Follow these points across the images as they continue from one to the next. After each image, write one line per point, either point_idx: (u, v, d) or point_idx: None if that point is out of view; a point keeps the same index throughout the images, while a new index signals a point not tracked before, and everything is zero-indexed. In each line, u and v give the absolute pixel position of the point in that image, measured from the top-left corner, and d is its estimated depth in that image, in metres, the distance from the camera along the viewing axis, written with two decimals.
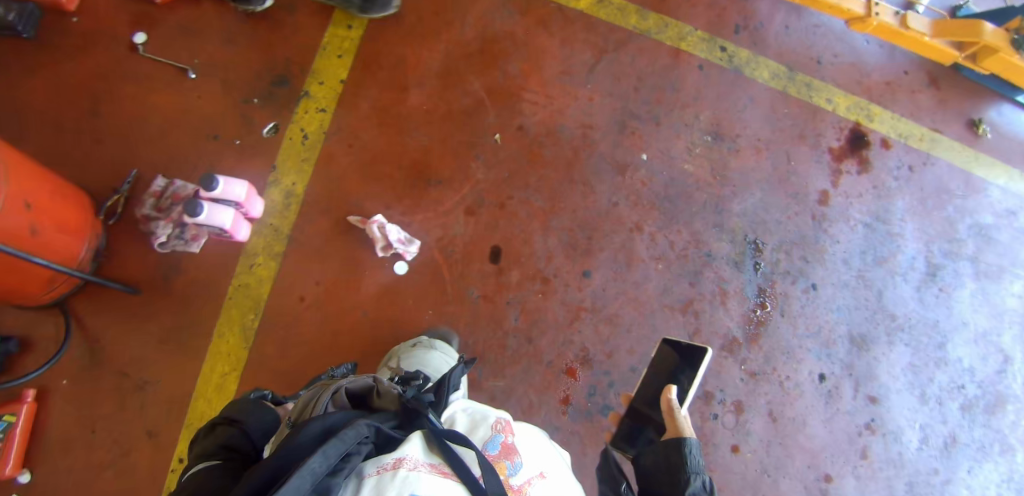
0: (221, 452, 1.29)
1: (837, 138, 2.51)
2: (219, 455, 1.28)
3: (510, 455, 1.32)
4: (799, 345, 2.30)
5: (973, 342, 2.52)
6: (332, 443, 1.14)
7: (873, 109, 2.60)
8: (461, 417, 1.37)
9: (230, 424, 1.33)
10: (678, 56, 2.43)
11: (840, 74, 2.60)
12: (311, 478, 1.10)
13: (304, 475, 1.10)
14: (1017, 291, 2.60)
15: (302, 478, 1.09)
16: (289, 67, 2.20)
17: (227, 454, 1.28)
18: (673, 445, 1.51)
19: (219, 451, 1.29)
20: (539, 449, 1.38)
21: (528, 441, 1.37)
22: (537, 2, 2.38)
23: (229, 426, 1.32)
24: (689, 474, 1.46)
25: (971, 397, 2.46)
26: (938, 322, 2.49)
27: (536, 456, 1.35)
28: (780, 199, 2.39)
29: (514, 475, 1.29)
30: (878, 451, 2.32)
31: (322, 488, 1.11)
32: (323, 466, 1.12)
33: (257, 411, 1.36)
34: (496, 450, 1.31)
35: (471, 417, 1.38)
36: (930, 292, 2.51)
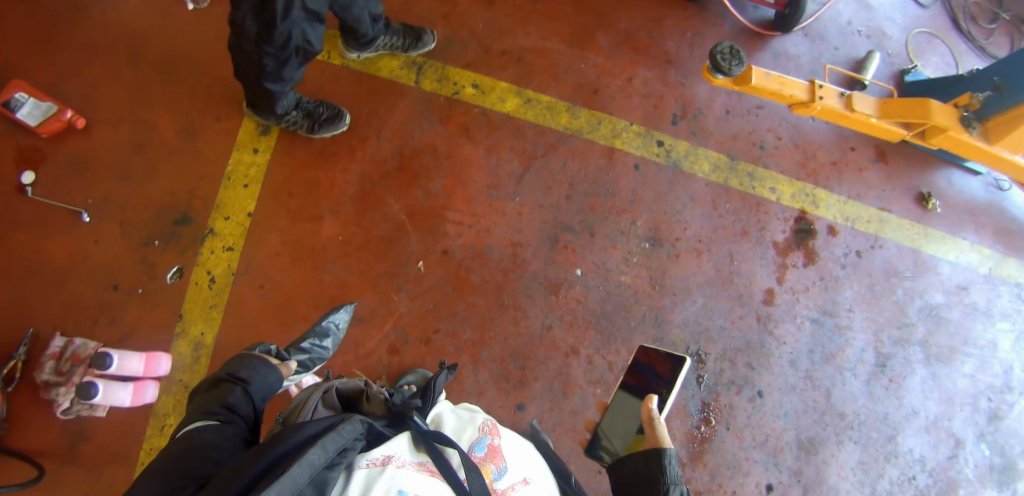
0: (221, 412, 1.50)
1: (782, 231, 2.46)
2: (219, 414, 1.49)
3: (494, 459, 1.44)
4: (745, 457, 2.27)
5: (924, 430, 2.48)
6: (331, 438, 1.26)
7: (818, 194, 2.56)
8: (449, 417, 1.54)
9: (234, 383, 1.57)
10: (612, 155, 2.33)
11: (784, 159, 2.54)
12: (310, 468, 1.21)
13: (303, 465, 1.21)
14: (969, 371, 2.55)
15: (302, 468, 1.20)
16: (194, 200, 2.05)
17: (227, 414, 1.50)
18: (653, 454, 1.52)
19: (221, 410, 1.50)
20: (523, 457, 1.49)
21: (514, 450, 1.48)
22: (459, 108, 2.23)
23: (235, 387, 1.56)
24: (666, 485, 1.48)
25: (922, 487, 2.43)
26: (888, 415, 2.45)
27: (519, 462, 1.46)
28: (721, 302, 2.32)
29: (498, 478, 1.40)
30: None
31: (318, 481, 1.23)
32: (322, 459, 1.24)
33: (259, 375, 1.62)
34: (483, 452, 1.45)
35: (461, 420, 1.53)
36: (878, 382, 2.46)
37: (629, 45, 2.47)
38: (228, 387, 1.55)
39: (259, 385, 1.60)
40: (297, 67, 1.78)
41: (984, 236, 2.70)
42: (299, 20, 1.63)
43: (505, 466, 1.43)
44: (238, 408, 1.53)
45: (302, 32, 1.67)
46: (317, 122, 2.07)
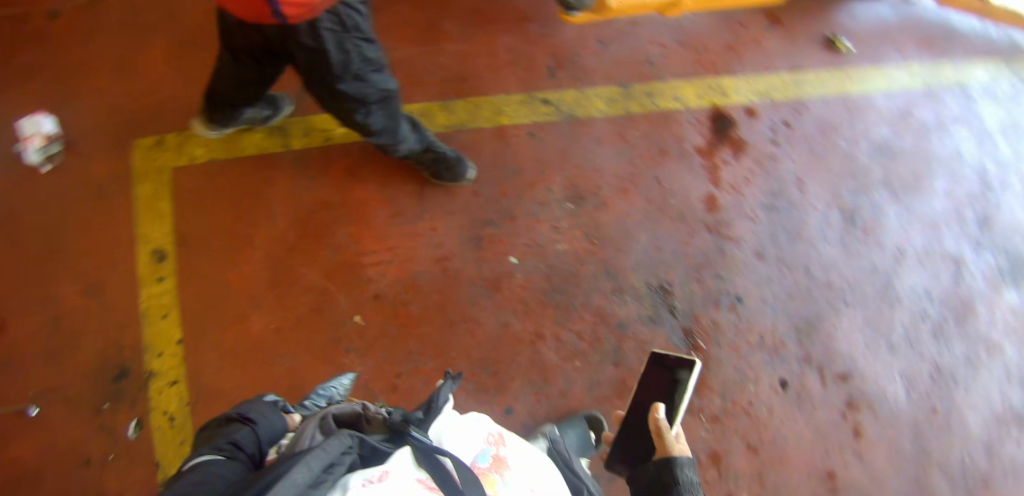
0: (228, 448, 1.35)
1: (699, 134, 2.37)
2: (225, 450, 1.34)
3: (498, 469, 1.35)
4: (752, 365, 2.21)
5: (919, 265, 2.41)
6: (315, 456, 1.19)
7: (723, 83, 2.46)
8: (452, 427, 1.41)
9: (243, 423, 1.43)
10: (503, 133, 2.26)
11: (675, 64, 2.45)
12: (293, 487, 1.13)
13: (286, 485, 1.13)
14: (942, 189, 2.48)
15: (285, 487, 1.12)
16: (126, 349, 2.04)
17: (233, 451, 1.35)
18: (666, 465, 1.50)
19: (226, 446, 1.35)
20: (534, 469, 1.39)
21: (524, 461, 1.39)
22: (334, 154, 2.18)
23: (243, 425, 1.41)
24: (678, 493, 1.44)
25: (938, 320, 2.38)
26: (876, 266, 2.38)
27: (525, 473, 1.36)
28: (668, 228, 2.25)
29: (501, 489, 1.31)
30: (867, 438, 2.27)
31: None
32: (305, 477, 1.15)
33: (271, 414, 1.46)
34: (485, 462, 1.36)
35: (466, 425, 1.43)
36: (855, 238, 2.39)
37: (479, 19, 2.39)
38: (235, 426, 1.42)
39: (268, 428, 1.44)
40: (388, 109, 1.78)
41: (908, 54, 2.61)
42: (365, 71, 1.62)
43: (508, 478, 1.34)
44: (245, 445, 1.38)
45: (376, 79, 1.65)
46: (440, 167, 2.11)
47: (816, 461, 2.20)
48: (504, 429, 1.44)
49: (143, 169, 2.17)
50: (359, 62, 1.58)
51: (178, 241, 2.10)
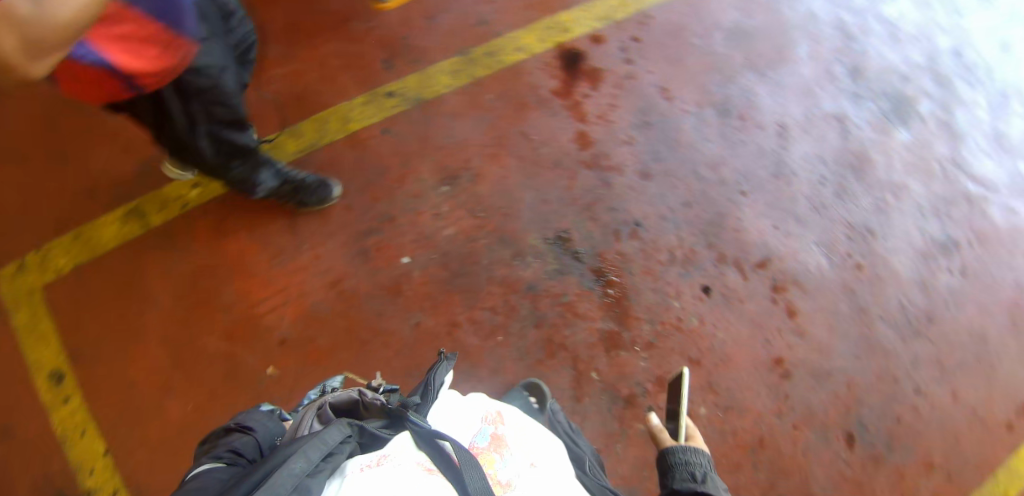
0: (227, 456, 1.34)
1: (552, 77, 2.34)
2: (225, 457, 1.34)
3: (496, 446, 1.40)
4: (672, 282, 2.21)
5: (804, 132, 2.46)
6: (313, 445, 1.19)
7: (560, 20, 2.44)
8: (450, 413, 1.47)
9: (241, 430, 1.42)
10: (358, 139, 2.21)
11: (509, 16, 2.41)
12: (292, 478, 1.13)
13: (285, 475, 1.13)
14: (805, 55, 2.56)
15: (284, 477, 1.12)
16: (55, 478, 1.94)
17: (234, 457, 1.34)
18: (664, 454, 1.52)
19: (225, 454, 1.34)
20: (532, 445, 1.44)
21: (521, 439, 1.44)
22: (195, 218, 2.15)
23: (242, 433, 1.41)
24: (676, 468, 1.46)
25: (838, 179, 2.43)
26: (762, 147, 2.40)
27: (523, 449, 1.42)
28: (550, 177, 2.23)
29: (500, 464, 1.35)
30: (803, 315, 2.28)
31: (301, 489, 1.14)
32: (304, 467, 1.15)
33: (266, 422, 1.45)
34: (484, 440, 1.41)
35: (466, 407, 1.50)
36: (735, 128, 2.40)
37: (300, 34, 2.33)
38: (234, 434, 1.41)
39: (265, 432, 1.44)
40: (235, 158, 1.82)
41: None
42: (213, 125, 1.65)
43: (507, 454, 1.38)
44: (245, 451, 1.37)
45: (220, 134, 1.69)
46: (300, 197, 2.08)
47: (759, 353, 2.21)
48: (502, 409, 1.51)
49: (11, 296, 2.09)
50: (205, 120, 1.62)
51: (71, 358, 2.04)
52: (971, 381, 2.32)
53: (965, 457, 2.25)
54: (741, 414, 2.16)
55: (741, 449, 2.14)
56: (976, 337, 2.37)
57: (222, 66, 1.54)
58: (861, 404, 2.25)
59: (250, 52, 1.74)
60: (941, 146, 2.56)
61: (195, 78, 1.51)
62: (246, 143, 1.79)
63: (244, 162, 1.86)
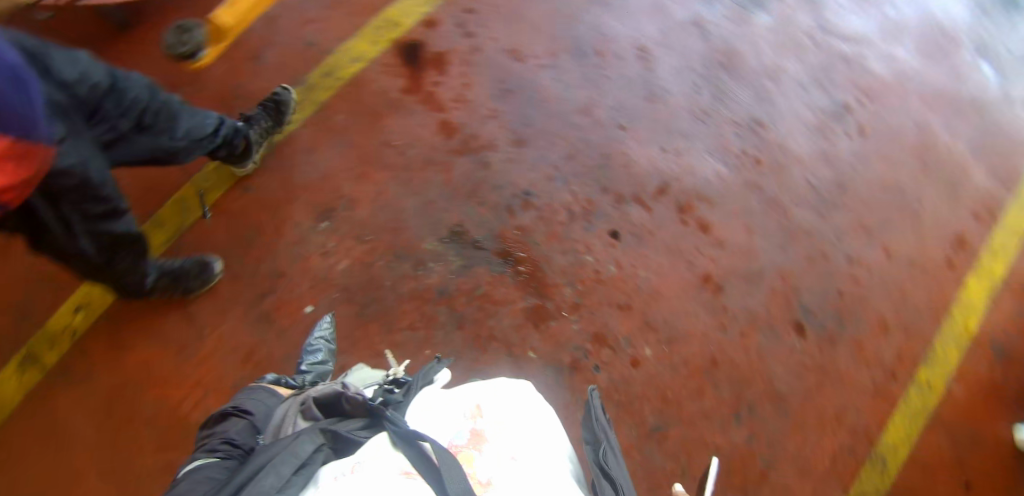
0: (222, 447, 1.37)
1: (397, 77, 2.28)
2: (222, 449, 1.36)
3: (477, 442, 1.24)
4: (580, 238, 2.17)
5: (666, 46, 2.43)
6: (282, 461, 1.15)
7: (389, 15, 2.36)
8: (431, 409, 1.33)
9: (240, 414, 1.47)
10: (223, 205, 2.14)
11: (335, 30, 2.33)
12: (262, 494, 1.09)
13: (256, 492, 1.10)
14: None
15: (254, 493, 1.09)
16: None
17: (230, 448, 1.37)
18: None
19: (221, 446, 1.37)
20: (521, 435, 1.25)
21: (508, 430, 1.25)
22: (90, 341, 2.07)
23: (240, 417, 1.46)
24: None
25: (712, 81, 2.41)
26: (628, 75, 2.38)
27: (511, 439, 1.24)
28: (428, 175, 2.17)
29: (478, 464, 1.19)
30: (718, 226, 2.26)
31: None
32: (275, 483, 1.12)
33: (261, 408, 1.50)
34: (462, 437, 1.25)
35: (449, 399, 1.35)
36: (595, 67, 2.37)
37: None
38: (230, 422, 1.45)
39: (263, 415, 1.48)
40: (120, 250, 1.66)
41: None
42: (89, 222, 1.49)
43: (489, 450, 1.21)
44: (240, 439, 1.40)
45: (97, 229, 1.53)
46: (194, 278, 2.01)
47: (686, 278, 2.20)
48: (484, 395, 1.32)
49: None
50: (78, 219, 1.46)
51: None
52: (898, 233, 2.32)
53: (914, 307, 2.25)
54: (687, 342, 2.15)
55: (697, 376, 2.13)
56: (891, 189, 2.36)
57: (85, 160, 1.37)
58: (800, 291, 2.23)
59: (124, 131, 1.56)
60: (803, 18, 2.54)
61: (57, 180, 1.34)
62: (127, 231, 1.62)
63: (131, 251, 1.69)
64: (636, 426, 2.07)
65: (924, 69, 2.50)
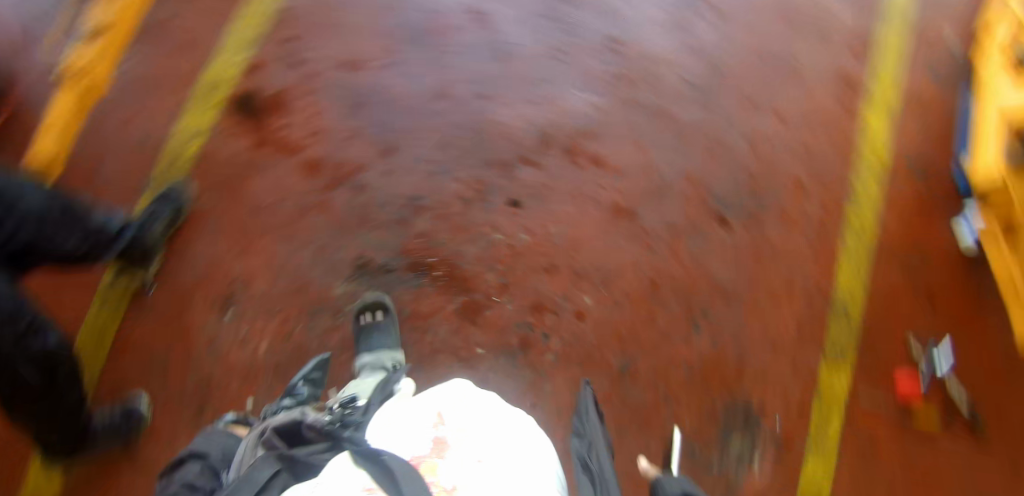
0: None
1: (242, 136, 2.17)
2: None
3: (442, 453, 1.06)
4: (482, 220, 2.13)
5: (497, 1, 2.36)
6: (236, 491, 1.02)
7: (210, 77, 2.25)
8: (388, 428, 1.16)
9: (195, 459, 1.38)
10: (121, 335, 2.00)
11: (159, 114, 2.20)
12: None
13: None
14: None
15: None
16: None
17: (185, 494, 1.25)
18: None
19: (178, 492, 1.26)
20: (491, 439, 1.07)
21: (476, 435, 1.08)
22: None
23: (196, 462, 1.36)
24: None
25: (554, 17, 2.35)
26: (470, 43, 2.31)
27: (480, 443, 1.07)
28: (309, 219, 2.09)
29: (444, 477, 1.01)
30: (611, 154, 2.23)
31: None
32: None
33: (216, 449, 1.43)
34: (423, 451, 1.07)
35: (407, 413, 1.18)
36: (435, 48, 2.29)
37: None
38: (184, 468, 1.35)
39: (218, 458, 1.39)
40: (64, 369, 1.52)
41: None
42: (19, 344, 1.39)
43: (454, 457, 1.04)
44: (198, 484, 1.29)
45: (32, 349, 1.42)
46: (127, 430, 1.87)
47: (598, 217, 2.17)
48: (446, 403, 1.15)
49: None
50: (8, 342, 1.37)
51: None
52: (782, 92, 2.31)
53: (821, 157, 2.25)
54: (623, 276, 2.13)
55: (644, 305, 2.12)
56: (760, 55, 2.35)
57: None
58: (711, 186, 2.21)
59: (19, 245, 1.51)
60: None
61: None
62: (60, 343, 1.49)
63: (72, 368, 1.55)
64: (604, 375, 2.06)
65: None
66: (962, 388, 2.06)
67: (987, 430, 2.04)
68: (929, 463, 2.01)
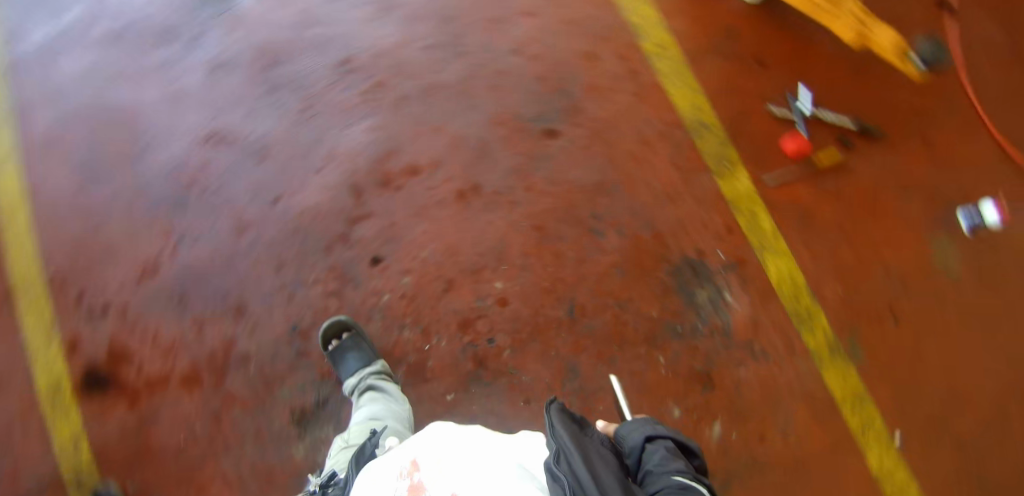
0: None
1: (115, 405, 1.95)
2: None
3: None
4: (363, 296, 2.04)
5: (220, 108, 2.14)
6: None
7: (43, 383, 1.96)
8: (375, 478, 1.23)
9: None
10: None
11: (23, 455, 1.90)
12: None
13: None
14: (127, 87, 2.18)
15: None
16: None
17: None
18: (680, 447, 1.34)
19: None
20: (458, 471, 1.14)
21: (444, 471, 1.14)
22: None
23: None
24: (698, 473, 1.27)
25: (282, 81, 2.17)
26: (228, 163, 2.10)
27: (452, 478, 1.13)
28: (230, 425, 1.92)
29: None
30: (423, 153, 2.13)
31: None
32: None
33: None
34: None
35: (392, 460, 1.25)
36: (204, 192, 2.08)
37: None
38: None
39: None
40: None
41: None
42: None
43: None
44: None
45: None
46: None
47: (452, 213, 2.10)
48: (420, 449, 1.22)
49: None
50: None
51: None
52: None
53: (585, 22, 2.31)
54: (512, 243, 2.10)
55: (545, 250, 2.10)
56: None
57: None
58: (520, 112, 2.18)
59: None
60: None
61: None
62: None
63: None
64: (561, 330, 2.04)
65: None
66: (831, 112, 2.29)
67: (871, 131, 2.27)
68: (845, 186, 2.23)
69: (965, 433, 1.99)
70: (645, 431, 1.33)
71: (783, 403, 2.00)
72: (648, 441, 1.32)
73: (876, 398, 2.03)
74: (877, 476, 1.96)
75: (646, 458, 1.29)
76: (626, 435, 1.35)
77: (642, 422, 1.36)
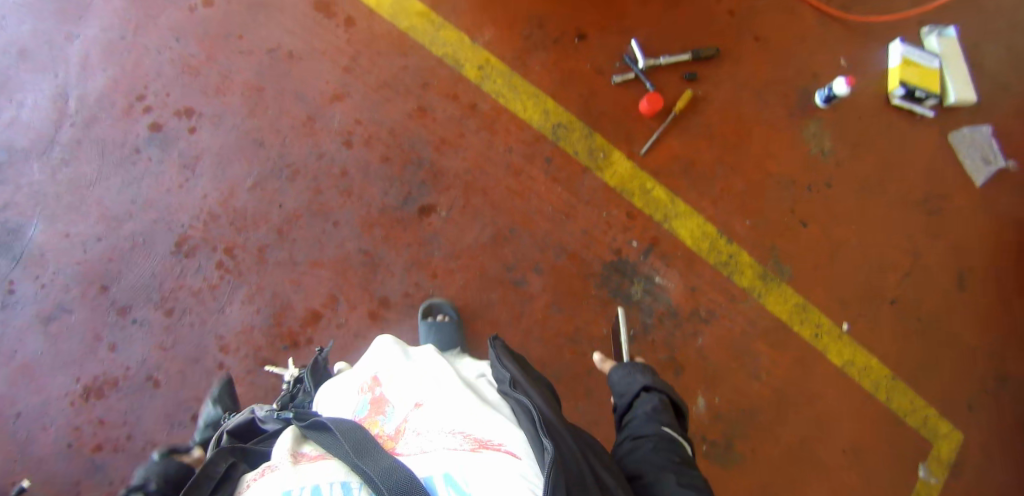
0: None
1: None
2: None
3: (380, 405, 1.33)
4: None
5: (81, 354, 1.90)
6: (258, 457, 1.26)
7: None
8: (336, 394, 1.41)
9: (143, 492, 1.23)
10: None
11: None
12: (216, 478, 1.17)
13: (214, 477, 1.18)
14: None
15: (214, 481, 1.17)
16: None
17: None
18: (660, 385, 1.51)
19: None
20: (411, 384, 1.35)
21: (399, 385, 1.35)
22: None
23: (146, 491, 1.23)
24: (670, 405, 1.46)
25: (130, 293, 1.94)
26: (123, 406, 1.87)
27: (416, 386, 1.34)
28: None
29: (385, 423, 1.29)
30: (313, 294, 1.97)
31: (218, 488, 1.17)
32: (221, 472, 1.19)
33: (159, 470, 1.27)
34: (364, 410, 1.33)
35: (351, 380, 1.43)
36: (117, 447, 1.85)
37: None
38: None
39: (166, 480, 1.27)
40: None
41: None
42: None
43: (390, 409, 1.31)
44: None
45: None
46: None
47: (374, 336, 1.97)
48: (380, 365, 1.41)
49: None
50: None
51: None
52: (314, 81, 2.11)
53: (399, 78, 2.14)
54: (440, 313, 1.99)
55: (481, 324, 2.03)
56: (252, 91, 2.09)
57: None
58: (386, 205, 2.05)
59: None
60: (33, 169, 2.00)
61: None
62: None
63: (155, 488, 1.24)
64: None
65: (101, 30, 2.11)
66: (666, 55, 2.29)
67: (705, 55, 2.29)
68: (705, 118, 2.29)
69: (886, 290, 2.28)
70: (640, 380, 1.50)
71: (742, 346, 2.17)
72: (642, 389, 1.49)
73: (813, 301, 2.24)
74: (842, 367, 2.21)
75: (639, 403, 1.47)
76: (617, 378, 1.54)
77: (637, 369, 1.53)
